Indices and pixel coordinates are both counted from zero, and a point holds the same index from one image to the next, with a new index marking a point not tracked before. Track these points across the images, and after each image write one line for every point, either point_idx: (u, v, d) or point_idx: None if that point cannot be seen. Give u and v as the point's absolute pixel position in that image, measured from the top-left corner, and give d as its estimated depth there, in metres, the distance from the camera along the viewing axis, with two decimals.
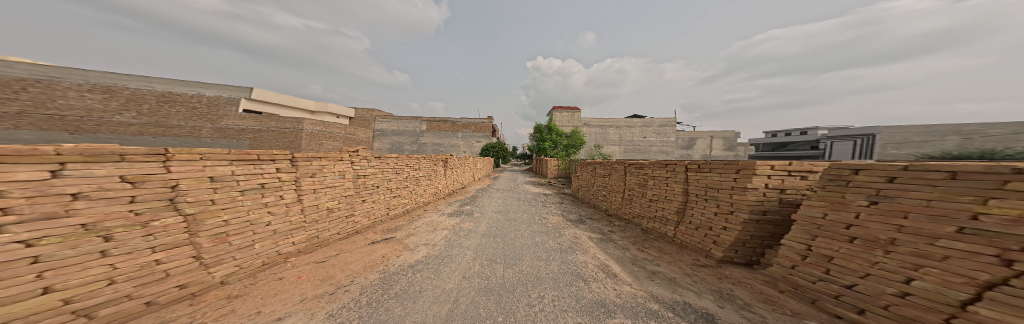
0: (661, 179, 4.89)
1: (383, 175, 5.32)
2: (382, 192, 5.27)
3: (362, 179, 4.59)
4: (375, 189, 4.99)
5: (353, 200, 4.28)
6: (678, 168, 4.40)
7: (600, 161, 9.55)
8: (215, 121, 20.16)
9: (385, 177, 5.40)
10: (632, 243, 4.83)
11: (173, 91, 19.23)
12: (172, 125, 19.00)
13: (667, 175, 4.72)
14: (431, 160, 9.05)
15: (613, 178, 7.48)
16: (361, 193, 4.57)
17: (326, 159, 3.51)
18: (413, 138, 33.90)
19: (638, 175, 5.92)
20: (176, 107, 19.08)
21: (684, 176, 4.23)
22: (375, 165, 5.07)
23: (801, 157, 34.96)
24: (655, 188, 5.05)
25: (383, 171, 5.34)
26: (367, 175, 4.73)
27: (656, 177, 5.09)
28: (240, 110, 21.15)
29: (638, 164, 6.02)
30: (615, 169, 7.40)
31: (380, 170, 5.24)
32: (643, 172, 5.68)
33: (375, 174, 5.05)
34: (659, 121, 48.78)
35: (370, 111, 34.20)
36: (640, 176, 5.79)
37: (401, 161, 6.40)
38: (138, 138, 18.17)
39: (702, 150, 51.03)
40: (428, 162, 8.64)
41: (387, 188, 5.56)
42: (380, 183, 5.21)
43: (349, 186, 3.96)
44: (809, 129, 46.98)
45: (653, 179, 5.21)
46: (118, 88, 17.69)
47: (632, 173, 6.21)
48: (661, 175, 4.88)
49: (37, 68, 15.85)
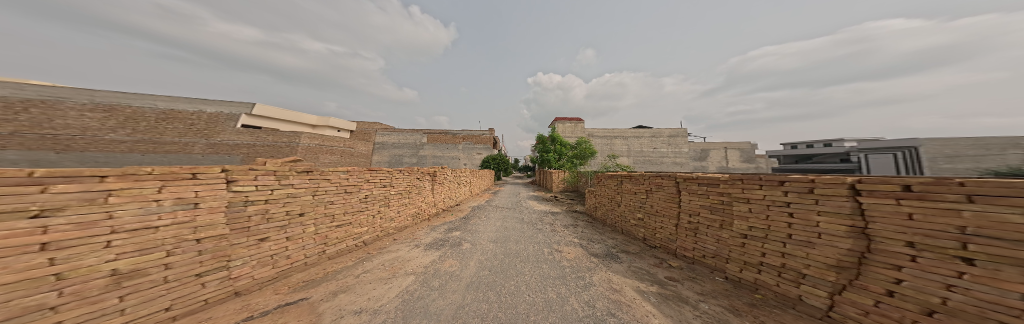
0: (773, 205, 2.82)
1: (312, 199, 3.61)
2: (307, 222, 3.51)
3: (259, 207, 2.87)
4: (289, 218, 3.24)
5: (226, 245, 2.51)
6: (823, 189, 2.32)
7: (624, 173, 7.60)
8: (210, 136, 19.80)
9: (316, 202, 3.67)
10: (730, 311, 2.73)
11: (176, 108, 19.28)
12: (165, 142, 18.42)
13: (788, 201, 2.66)
14: (413, 174, 7.35)
15: (653, 197, 5.48)
16: (257, 229, 2.82)
17: (119, 180, 1.81)
18: (413, 151, 33.10)
19: (707, 195, 3.90)
20: (173, 124, 18.85)
21: (853, 203, 2.11)
22: (297, 183, 3.37)
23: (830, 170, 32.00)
24: (758, 221, 2.99)
25: (313, 192, 3.63)
26: (268, 200, 2.97)
27: (756, 203, 3.03)
28: (238, 125, 20.96)
29: (703, 180, 4.00)
30: (655, 184, 5.41)
31: (307, 191, 3.53)
32: (720, 194, 3.63)
33: (295, 197, 3.33)
34: (668, 130, 46.49)
35: (371, 124, 34.07)
36: (714, 198, 3.73)
37: (359, 175, 4.74)
38: (126, 156, 17.30)
39: (716, 162, 47.93)
40: (407, 176, 6.93)
41: (321, 217, 3.76)
42: (304, 209, 3.46)
43: (207, 224, 2.35)
44: (832, 139, 44.01)
45: (748, 202, 3.15)
46: (121, 106, 17.54)
47: (694, 193, 4.18)
48: (773, 198, 2.82)
49: (44, 88, 15.99)
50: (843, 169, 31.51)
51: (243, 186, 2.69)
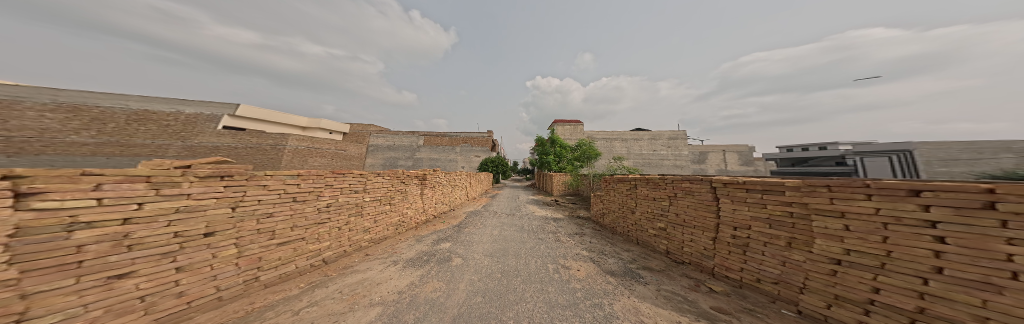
0: (892, 226, 1.77)
1: (230, 214, 2.65)
2: (220, 244, 2.54)
3: (103, 232, 1.77)
4: (180, 244, 2.22)
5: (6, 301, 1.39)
6: (1016, 205, 1.25)
7: (636, 175, 6.83)
8: (188, 139, 18.89)
9: (236, 218, 2.71)
10: None
11: (150, 109, 18.23)
12: (136, 144, 17.34)
13: (935, 221, 1.59)
14: (398, 178, 6.52)
15: (678, 204, 4.62)
16: (102, 263, 1.76)
17: None
18: (409, 154, 32.18)
19: (763, 204, 2.93)
20: (146, 125, 17.80)
21: None
22: (201, 191, 2.39)
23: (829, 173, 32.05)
24: (867, 244, 1.92)
25: (234, 204, 2.71)
26: (139, 219, 1.97)
27: (861, 220, 1.96)
28: (220, 127, 20.01)
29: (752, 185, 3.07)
30: (681, 189, 4.59)
31: (219, 203, 2.55)
32: (789, 203, 2.63)
33: (196, 213, 2.34)
34: (668, 133, 46.23)
35: (365, 126, 33.06)
36: (777, 208, 2.74)
37: (318, 179, 3.87)
38: (89, 160, 15.75)
39: (715, 165, 47.57)
40: (390, 181, 6.11)
41: (248, 236, 2.84)
42: (215, 227, 2.50)
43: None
44: (828, 142, 44.54)
45: (843, 219, 2.10)
46: (87, 106, 16.22)
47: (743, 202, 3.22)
48: (890, 214, 1.78)
49: (2, 87, 14.83)
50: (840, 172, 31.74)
51: (51, 202, 1.57)
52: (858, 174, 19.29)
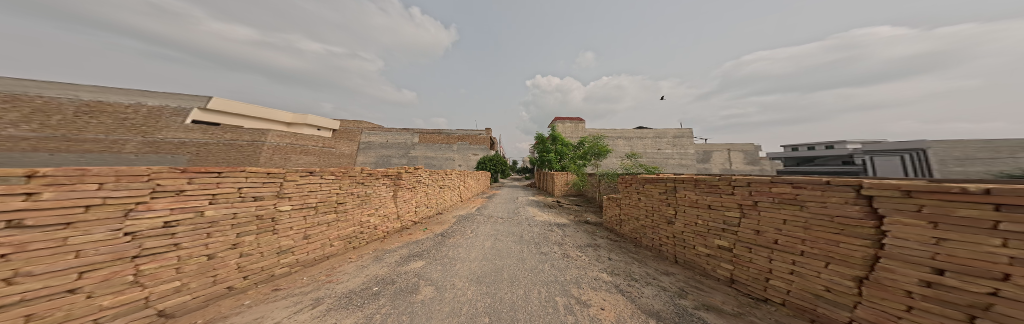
0: None
1: None
2: None
3: None
4: None
5: None
6: None
7: (666, 174, 5.41)
8: (149, 134, 17.94)
9: None
10: None
11: (106, 100, 16.71)
12: (85, 139, 15.58)
13: None
14: (353, 180, 5.02)
15: (756, 218, 3.08)
16: None
17: None
18: (403, 152, 30.87)
19: None
20: (99, 117, 16.18)
21: None
22: None
23: (835, 172, 31.33)
24: None
25: None
26: None
27: None
28: (188, 121, 19.69)
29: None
30: (764, 190, 2.97)
31: None
32: None
33: None
34: (673, 130, 44.59)
35: (357, 123, 32.00)
36: None
37: (142, 184, 2.11)
38: (27, 156, 13.58)
39: (720, 164, 46.07)
40: (336, 184, 4.54)
41: None
42: None
43: None
44: (834, 142, 43.54)
45: None
46: (25, 96, 14.41)
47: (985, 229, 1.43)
48: None
49: None
50: (845, 171, 31.05)
51: None
52: (865, 173, 18.70)
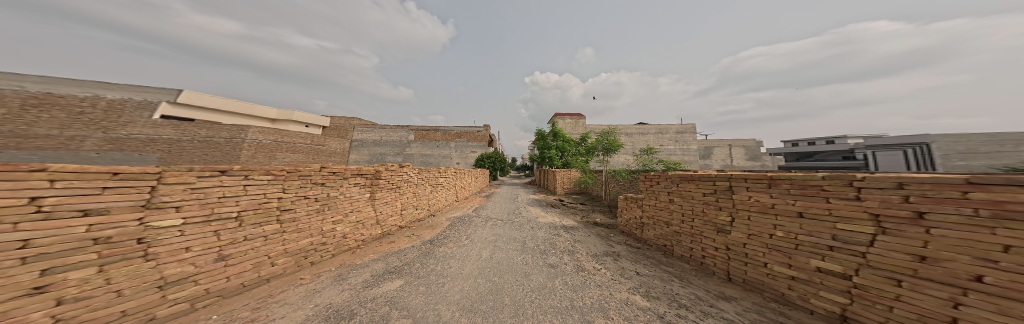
0: None
1: None
2: None
3: None
4: None
5: None
6: None
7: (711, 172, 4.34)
8: (111, 130, 16.87)
9: None
10: None
11: (56, 92, 15.11)
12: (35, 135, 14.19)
13: None
14: (306, 182, 3.85)
15: (909, 234, 1.85)
16: None
17: None
18: (398, 149, 29.63)
19: None
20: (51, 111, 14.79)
21: None
22: None
23: (835, 168, 31.07)
24: None
25: None
26: None
27: None
28: (156, 116, 18.80)
29: None
30: (937, 195, 1.69)
31: None
32: None
33: None
34: (675, 126, 43.70)
35: (348, 119, 31.25)
36: None
37: None
38: None
39: (721, 160, 45.29)
40: (275, 188, 3.34)
41: None
42: None
43: None
44: (832, 137, 43.44)
45: None
46: None
47: None
48: None
49: None
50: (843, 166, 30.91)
51: None
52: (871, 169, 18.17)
